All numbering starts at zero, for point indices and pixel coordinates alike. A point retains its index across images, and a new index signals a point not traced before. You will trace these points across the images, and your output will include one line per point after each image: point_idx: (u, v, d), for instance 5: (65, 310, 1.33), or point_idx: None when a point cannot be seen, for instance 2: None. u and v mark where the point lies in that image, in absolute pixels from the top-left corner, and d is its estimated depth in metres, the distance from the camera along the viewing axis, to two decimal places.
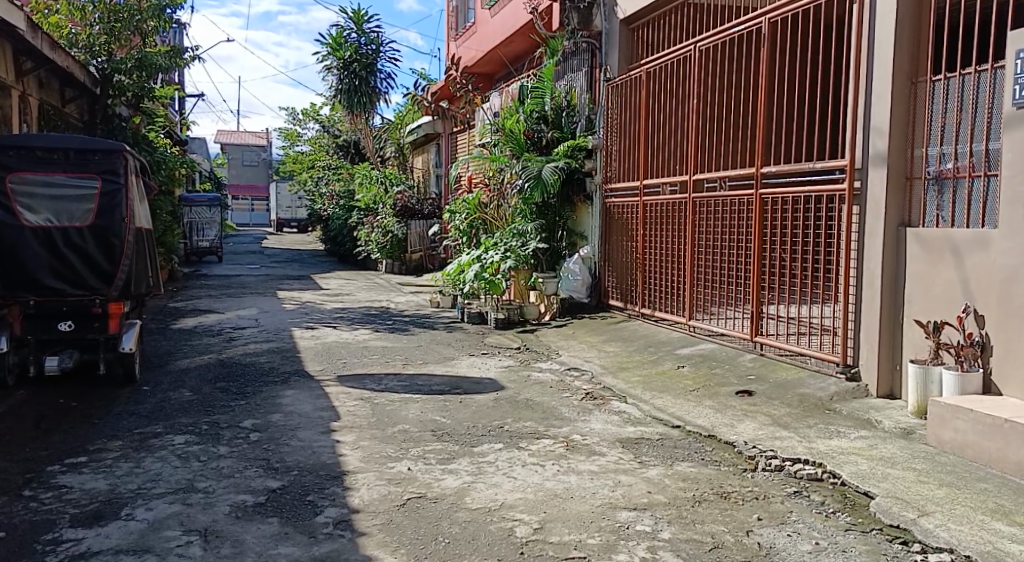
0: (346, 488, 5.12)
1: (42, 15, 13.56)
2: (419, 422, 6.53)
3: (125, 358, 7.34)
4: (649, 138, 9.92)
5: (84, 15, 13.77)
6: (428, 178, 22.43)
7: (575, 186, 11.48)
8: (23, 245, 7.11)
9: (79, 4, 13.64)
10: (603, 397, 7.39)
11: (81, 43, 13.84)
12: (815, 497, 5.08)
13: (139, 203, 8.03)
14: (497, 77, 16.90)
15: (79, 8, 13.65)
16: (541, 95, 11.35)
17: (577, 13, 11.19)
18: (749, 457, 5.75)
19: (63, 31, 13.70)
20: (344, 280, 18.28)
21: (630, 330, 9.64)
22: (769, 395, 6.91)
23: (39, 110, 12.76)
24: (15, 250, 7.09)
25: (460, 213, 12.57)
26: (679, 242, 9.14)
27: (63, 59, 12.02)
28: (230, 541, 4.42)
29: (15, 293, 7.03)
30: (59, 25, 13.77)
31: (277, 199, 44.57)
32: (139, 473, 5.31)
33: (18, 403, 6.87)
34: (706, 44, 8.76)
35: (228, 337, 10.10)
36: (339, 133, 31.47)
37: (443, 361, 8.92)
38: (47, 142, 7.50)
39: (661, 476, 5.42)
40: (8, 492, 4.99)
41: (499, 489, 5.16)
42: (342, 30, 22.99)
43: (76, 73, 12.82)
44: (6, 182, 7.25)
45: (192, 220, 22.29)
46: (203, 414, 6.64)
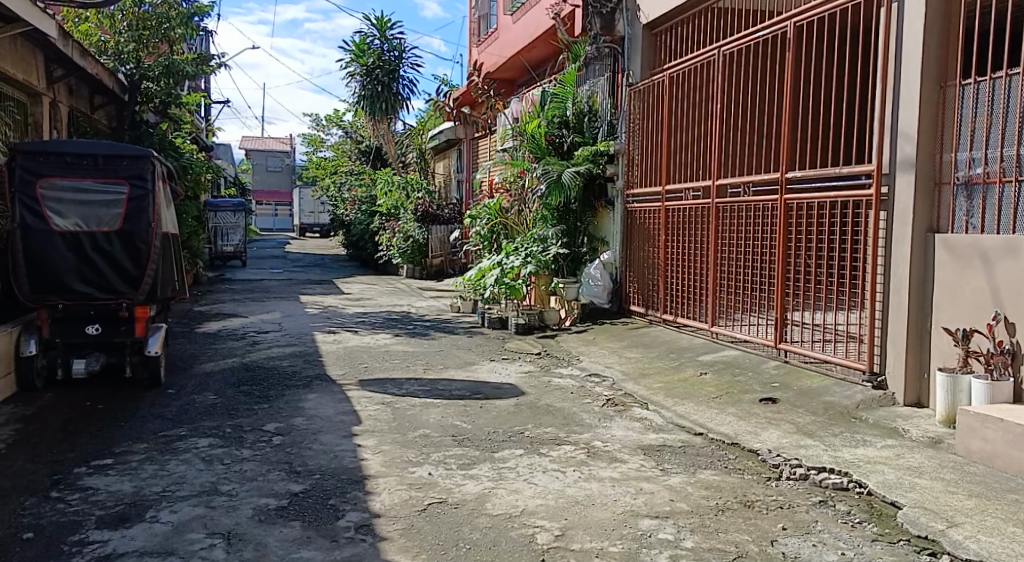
0: (367, 492, 5.12)
1: (72, 23, 13.67)
2: (440, 427, 6.53)
3: (151, 361, 7.42)
4: (671, 144, 9.88)
5: (113, 23, 13.91)
6: (450, 183, 22.51)
7: (597, 191, 11.47)
8: (52, 249, 7.17)
9: (108, 12, 13.74)
10: (624, 403, 7.36)
11: (110, 51, 14.03)
12: (841, 507, 5.02)
13: (165, 208, 8.07)
14: (519, 82, 16.98)
15: (108, 17, 13.78)
16: (562, 100, 11.55)
17: (599, 19, 11.12)
18: (774, 466, 5.69)
19: (92, 39, 13.86)
20: (365, 284, 18.39)
21: (652, 336, 9.58)
22: (794, 403, 6.84)
23: (69, 116, 12.88)
24: (44, 254, 7.16)
25: (481, 218, 12.57)
26: (701, 249, 9.08)
27: (92, 67, 12.11)
28: (253, 544, 4.44)
29: (44, 297, 7.14)
30: (88, 32, 13.85)
31: (299, 204, 44.88)
32: (164, 476, 5.34)
33: (46, 405, 6.95)
34: (729, 49, 8.72)
35: (252, 341, 10.16)
36: (362, 138, 31.73)
37: (463, 366, 8.91)
38: (75, 148, 7.55)
39: (684, 484, 5.38)
40: (36, 493, 5.04)
41: (520, 495, 5.14)
42: (365, 36, 23.11)
43: (104, 79, 12.90)
44: (36, 187, 7.30)
45: (216, 225, 22.48)
46: (227, 417, 6.67)
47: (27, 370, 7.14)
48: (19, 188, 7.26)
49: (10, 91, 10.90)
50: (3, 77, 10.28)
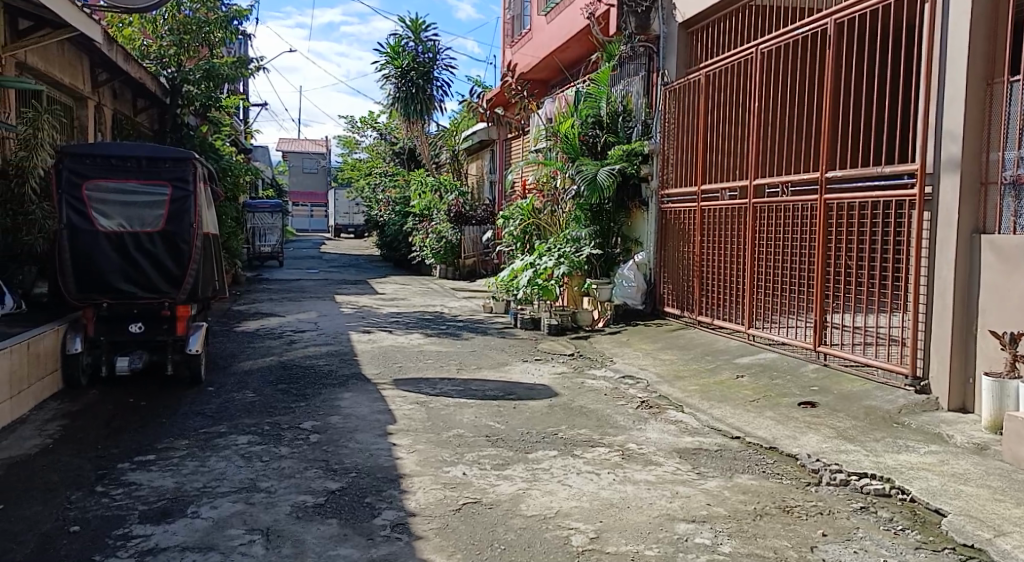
0: (402, 491, 5.12)
1: (117, 28, 14.32)
2: (474, 427, 6.52)
3: (191, 360, 7.54)
4: (707, 144, 9.78)
5: (155, 28, 14.36)
6: (482, 184, 22.53)
7: (630, 192, 11.36)
8: (97, 249, 7.23)
9: (150, 18, 14.23)
10: (659, 406, 7.29)
11: (151, 55, 14.38)
12: (883, 513, 4.92)
13: (206, 209, 8.16)
14: (553, 83, 16.96)
15: (150, 22, 14.24)
16: (596, 100, 11.44)
17: (634, 17, 11.06)
18: (813, 471, 5.60)
19: (134, 42, 14.34)
20: (399, 285, 18.47)
21: (687, 338, 9.47)
22: (834, 407, 6.72)
23: (113, 119, 13.13)
24: (90, 254, 7.23)
25: (514, 219, 12.58)
26: (739, 250, 8.98)
27: (135, 70, 12.26)
28: (291, 541, 4.45)
29: (90, 296, 7.24)
30: (132, 37, 14.38)
31: (334, 205, 45.24)
32: (205, 472, 5.38)
33: (91, 401, 7.06)
34: (767, 47, 8.62)
35: (289, 340, 10.24)
36: (396, 140, 31.95)
37: (496, 367, 8.89)
38: (120, 150, 7.62)
39: (721, 488, 5.31)
40: (82, 488, 5.11)
41: (555, 497, 5.11)
42: (400, 38, 23.22)
43: (147, 83, 13.11)
44: (82, 188, 7.36)
45: (254, 226, 22.74)
46: (265, 415, 6.71)
47: (73, 367, 7.29)
48: (65, 189, 7.32)
49: (57, 94, 11.14)
50: (50, 81, 10.53)
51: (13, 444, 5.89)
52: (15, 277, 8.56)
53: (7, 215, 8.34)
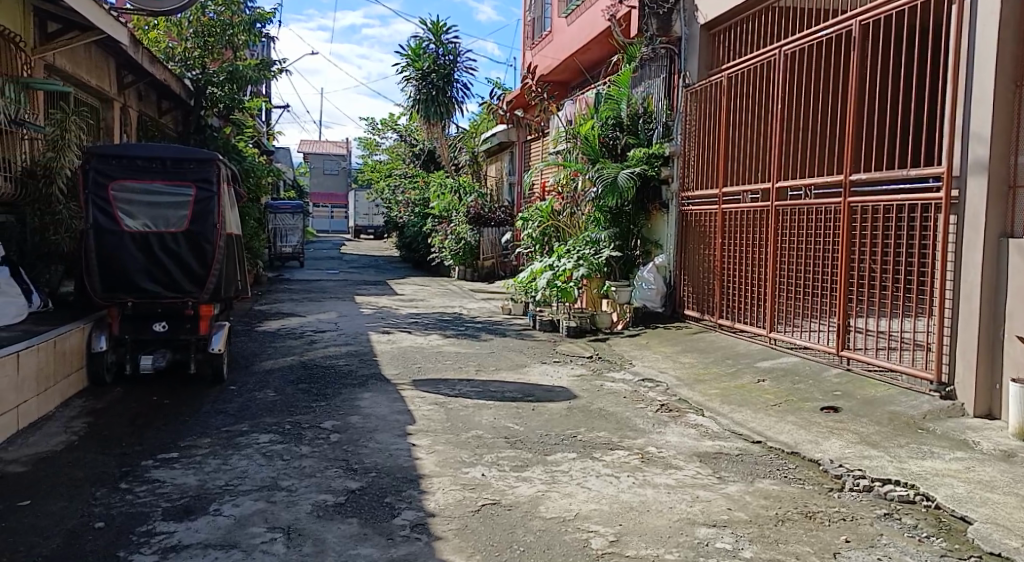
0: (422, 491, 5.12)
1: (142, 31, 14.54)
2: (493, 428, 6.50)
3: (214, 359, 7.60)
4: (729, 146, 9.72)
5: (180, 30, 14.52)
6: (502, 186, 22.53)
7: (651, 194, 11.30)
8: (122, 249, 7.29)
9: (175, 20, 14.40)
10: (679, 409, 7.24)
11: (177, 57, 14.57)
12: (907, 520, 4.86)
13: (229, 210, 8.21)
14: (573, 85, 16.93)
15: (175, 24, 14.40)
16: (617, 102, 11.53)
17: (656, 19, 11.02)
18: (836, 477, 5.54)
19: (160, 45, 14.59)
20: (418, 285, 18.51)
21: (707, 341, 9.41)
22: (857, 412, 6.65)
23: (138, 121, 13.25)
24: (115, 254, 7.29)
25: (533, 221, 12.57)
26: (760, 253, 8.91)
27: (161, 73, 12.38)
28: (312, 539, 4.46)
29: (115, 295, 7.30)
30: (157, 39, 14.62)
31: (354, 206, 45.45)
32: (227, 470, 5.41)
33: (116, 399, 7.12)
34: (791, 48, 8.55)
35: (309, 340, 10.28)
36: (416, 142, 32.06)
37: (515, 368, 8.88)
38: (145, 151, 7.66)
39: (742, 492, 5.26)
40: (106, 484, 5.15)
41: (574, 499, 5.09)
42: (421, 41, 23.29)
43: (172, 85, 13.21)
44: (109, 189, 7.40)
45: (276, 226, 22.88)
46: (286, 414, 6.74)
47: (98, 365, 7.35)
48: (92, 190, 7.35)
49: (83, 96, 11.22)
50: (77, 82, 10.63)
51: (39, 441, 5.94)
52: (42, 276, 8.62)
53: (35, 215, 8.40)
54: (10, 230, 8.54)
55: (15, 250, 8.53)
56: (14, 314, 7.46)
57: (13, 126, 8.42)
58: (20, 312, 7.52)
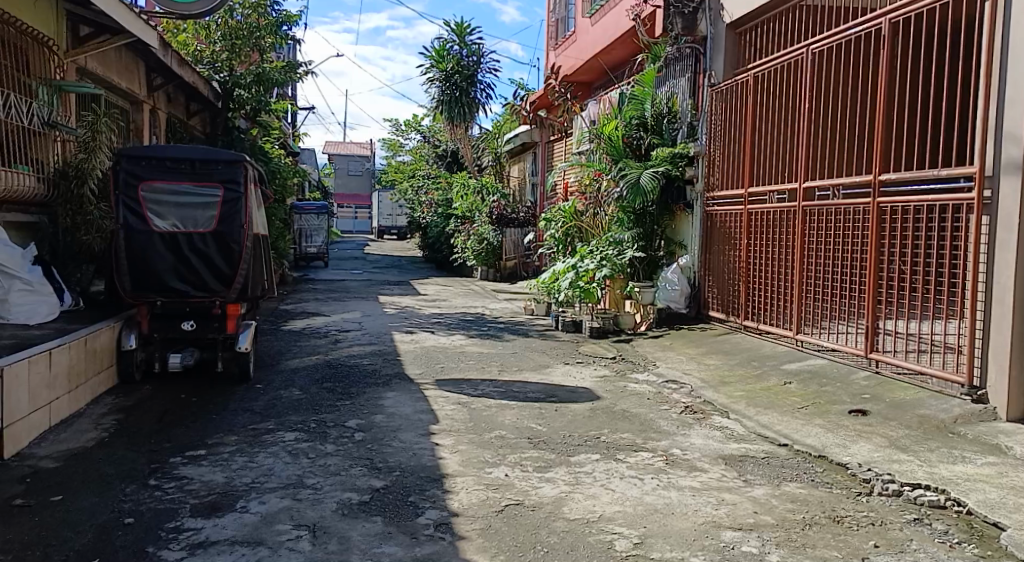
0: (446, 491, 5.10)
1: (171, 34, 14.62)
2: (516, 429, 6.48)
3: (241, 357, 7.62)
4: (755, 146, 9.63)
5: (208, 33, 14.66)
6: (524, 186, 22.52)
7: (675, 195, 11.26)
8: (152, 249, 7.34)
9: (203, 23, 14.56)
10: (704, 411, 7.18)
11: (205, 60, 14.63)
12: (938, 526, 4.78)
13: (256, 211, 8.24)
14: (597, 85, 16.86)
15: (203, 27, 14.57)
16: (641, 102, 11.45)
17: (681, 19, 10.90)
18: (864, 481, 5.46)
19: (189, 48, 14.61)
20: (441, 286, 18.51)
21: (733, 343, 9.33)
22: (885, 415, 6.55)
23: (166, 122, 13.37)
24: (145, 253, 7.34)
25: (556, 221, 12.52)
26: (788, 254, 8.81)
27: (190, 76, 12.44)
28: (337, 537, 4.45)
29: (145, 294, 7.35)
30: (186, 42, 14.67)
31: (378, 206, 45.66)
32: (254, 468, 5.42)
33: (145, 396, 7.17)
34: (818, 47, 8.45)
35: (334, 339, 10.31)
36: (440, 143, 32.14)
37: (538, 369, 8.84)
38: (175, 152, 7.72)
39: (768, 496, 5.20)
40: (135, 481, 5.18)
41: (597, 501, 5.04)
42: (444, 42, 23.33)
43: (200, 87, 13.32)
44: (139, 189, 7.49)
45: (301, 227, 23.01)
46: (311, 412, 6.75)
47: (128, 363, 7.41)
48: (123, 190, 7.45)
49: (115, 99, 11.34)
50: (108, 85, 10.75)
51: (70, 437, 5.99)
52: (73, 276, 8.63)
53: (67, 215, 8.48)
54: (43, 230, 8.71)
55: (48, 250, 8.67)
56: (45, 313, 7.55)
57: (44, 128, 8.61)
58: (51, 311, 7.61)
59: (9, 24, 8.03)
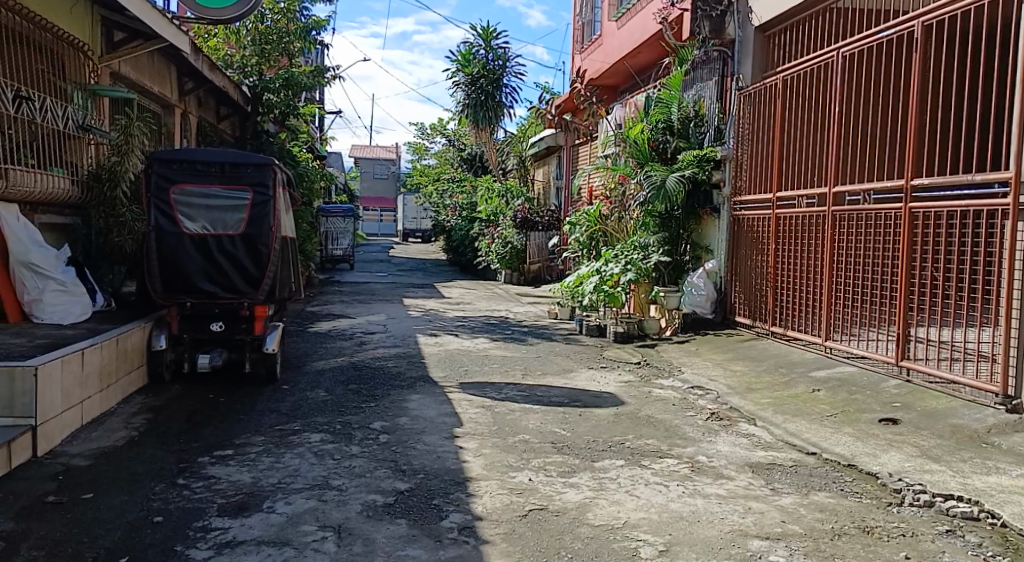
0: (470, 494, 5.07)
1: (202, 39, 14.80)
2: (540, 433, 6.44)
3: (269, 358, 7.67)
4: (784, 149, 9.52)
5: (238, 38, 14.79)
6: (549, 190, 22.49)
7: (701, 199, 11.08)
8: (182, 251, 7.39)
9: (233, 28, 14.68)
10: (730, 418, 7.10)
11: (235, 65, 14.89)
12: (971, 538, 4.68)
13: (284, 214, 8.28)
14: (622, 89, 16.80)
15: (233, 32, 14.71)
16: (667, 106, 11.36)
17: (709, 21, 10.83)
18: (895, 490, 5.36)
19: (219, 53, 14.83)
20: (465, 289, 18.48)
21: (760, 349, 9.22)
22: (917, 424, 6.43)
23: (197, 126, 13.47)
24: (175, 255, 7.39)
25: (580, 226, 12.49)
26: (816, 260, 8.70)
27: (220, 80, 12.52)
28: (362, 539, 4.44)
29: (175, 295, 7.41)
30: (217, 48, 14.90)
31: (403, 210, 45.85)
32: (280, 468, 5.43)
33: (174, 396, 7.22)
34: (849, 50, 8.34)
35: (359, 341, 10.33)
36: (465, 147, 32.20)
37: (562, 373, 8.79)
38: (206, 156, 7.77)
39: (796, 505, 5.12)
40: (164, 480, 5.20)
41: (622, 507, 4.99)
42: (470, 47, 23.36)
43: (231, 92, 13.44)
44: (170, 192, 7.54)
45: (328, 229, 23.14)
46: (337, 414, 6.76)
47: (157, 363, 7.47)
48: (154, 193, 7.51)
49: (148, 103, 11.43)
50: (141, 89, 10.82)
51: (101, 435, 6.03)
52: (105, 277, 8.70)
53: (100, 217, 8.51)
54: (77, 232, 8.85)
55: (82, 251, 8.79)
56: (78, 313, 7.62)
57: (78, 132, 8.70)
58: (84, 311, 7.68)
59: (45, 29, 8.12)
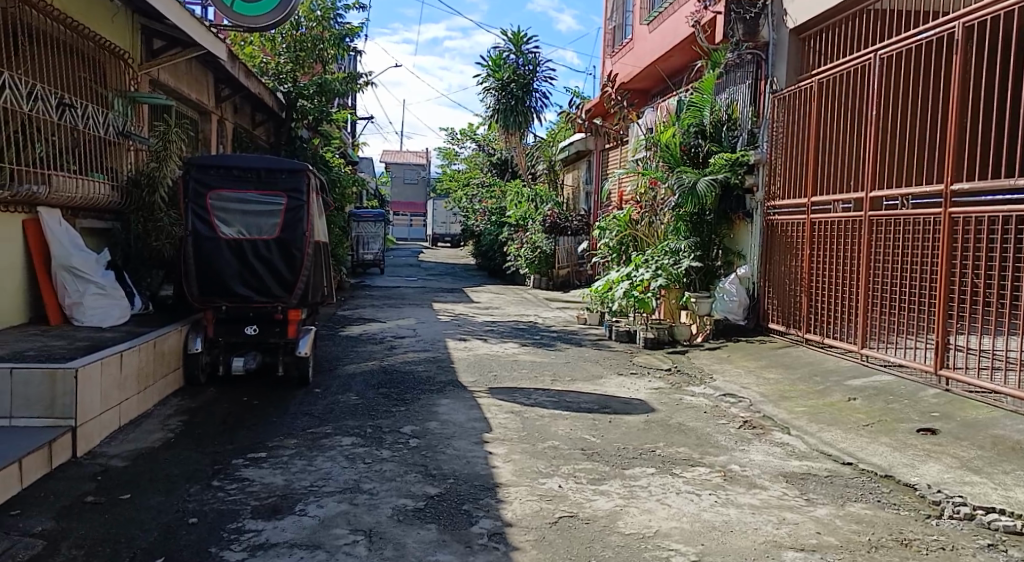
0: (499, 500, 5.03)
1: (239, 46, 14.93)
2: (569, 439, 6.38)
3: (302, 361, 7.70)
4: (819, 153, 9.39)
5: (273, 46, 14.95)
6: (578, 195, 22.42)
7: (733, 204, 11.09)
8: (218, 255, 7.44)
9: (269, 35, 14.82)
10: (763, 427, 6.98)
11: (270, 72, 14.89)
12: (1014, 552, 4.55)
13: (318, 219, 8.31)
14: (654, 93, 16.71)
15: (269, 40, 14.84)
16: (699, 109, 11.17)
17: (742, 25, 10.66)
18: (934, 503, 5.23)
19: (255, 60, 14.93)
20: (494, 294, 18.45)
21: (794, 356, 9.08)
22: (957, 434, 6.28)
23: (233, 132, 13.58)
24: (211, 259, 7.44)
25: (610, 230, 12.39)
26: (853, 265, 8.57)
27: (256, 86, 12.63)
28: (393, 543, 4.42)
29: (211, 299, 7.46)
30: (253, 55, 14.99)
31: (432, 215, 45.99)
32: (312, 471, 5.42)
33: (209, 398, 7.27)
34: (887, 52, 8.21)
35: (389, 345, 10.35)
36: (495, 152, 32.22)
37: (592, 379, 8.71)
38: (241, 162, 7.81)
39: (832, 516, 5.01)
40: (199, 481, 5.22)
41: (653, 516, 4.92)
42: (500, 52, 23.37)
43: (266, 99, 13.54)
44: (207, 198, 7.59)
45: (359, 234, 23.26)
46: (368, 417, 6.75)
47: (193, 365, 7.53)
48: (192, 198, 7.57)
49: (186, 109, 11.60)
50: (178, 96, 10.94)
51: (138, 437, 6.08)
52: (144, 280, 8.72)
53: (139, 222, 8.57)
54: (116, 237, 8.83)
55: (121, 255, 8.77)
56: (117, 315, 7.68)
57: (119, 137, 8.84)
58: (123, 314, 7.73)
59: (89, 38, 8.26)
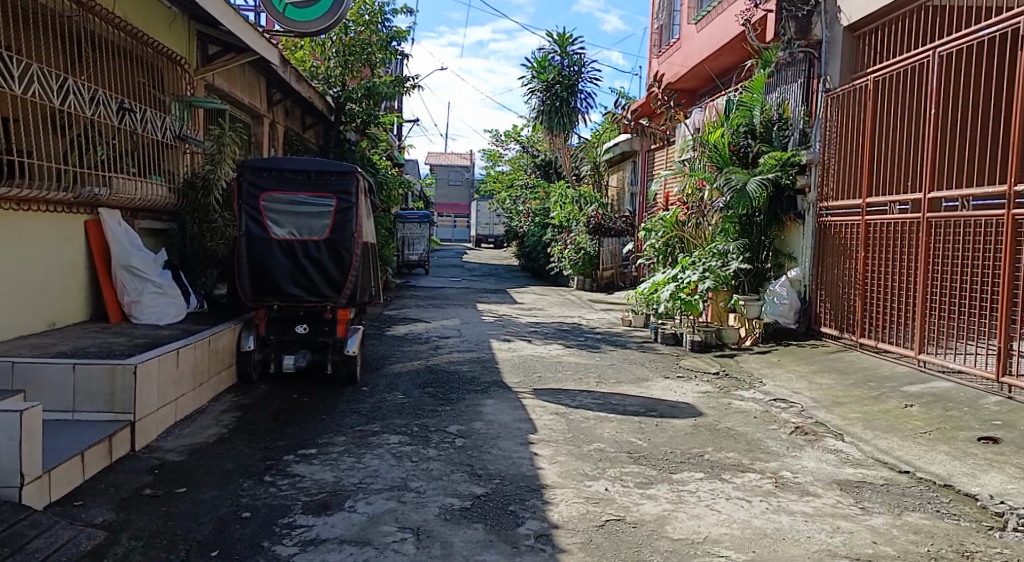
0: (546, 502, 4.98)
1: (289, 51, 15.22)
2: (615, 442, 6.30)
3: (350, 361, 7.74)
4: (874, 154, 9.17)
5: (323, 50, 15.15)
6: (623, 195, 22.27)
7: (784, 205, 10.87)
8: (270, 255, 7.51)
9: (319, 40, 15.03)
10: (816, 433, 6.82)
11: (320, 76, 15.15)
12: None
13: (366, 219, 8.33)
14: (701, 93, 16.54)
15: (319, 45, 15.04)
16: (749, 109, 11.04)
17: (794, 23, 10.47)
18: (996, 514, 5.05)
19: (307, 65, 15.22)
20: (538, 295, 18.40)
21: (846, 361, 8.88)
22: (1019, 444, 6.06)
23: (284, 135, 13.73)
24: (263, 259, 7.51)
25: (656, 232, 12.25)
26: (909, 268, 8.34)
27: (308, 90, 12.75)
28: (440, 542, 4.39)
29: (263, 298, 7.54)
30: (304, 60, 15.27)
31: (476, 216, 46.10)
32: (361, 468, 5.43)
33: (260, 394, 7.34)
34: (947, 49, 7.98)
35: (434, 345, 10.36)
36: (539, 152, 32.15)
37: (638, 382, 8.61)
38: (293, 164, 7.85)
39: (888, 525, 4.86)
40: (252, 476, 5.26)
41: (702, 521, 4.82)
42: (546, 53, 23.30)
43: (316, 102, 13.64)
44: (259, 199, 7.66)
45: (404, 235, 23.41)
46: (414, 416, 6.75)
47: (245, 363, 7.62)
48: (245, 200, 7.65)
49: (239, 114, 11.77)
50: (232, 101, 11.08)
51: (193, 431, 6.16)
52: (199, 280, 8.83)
53: (194, 223, 8.73)
54: (173, 237, 8.91)
55: (177, 256, 8.87)
56: (173, 314, 7.82)
57: (176, 141, 8.95)
58: (179, 313, 7.87)
59: (147, 45, 8.40)
